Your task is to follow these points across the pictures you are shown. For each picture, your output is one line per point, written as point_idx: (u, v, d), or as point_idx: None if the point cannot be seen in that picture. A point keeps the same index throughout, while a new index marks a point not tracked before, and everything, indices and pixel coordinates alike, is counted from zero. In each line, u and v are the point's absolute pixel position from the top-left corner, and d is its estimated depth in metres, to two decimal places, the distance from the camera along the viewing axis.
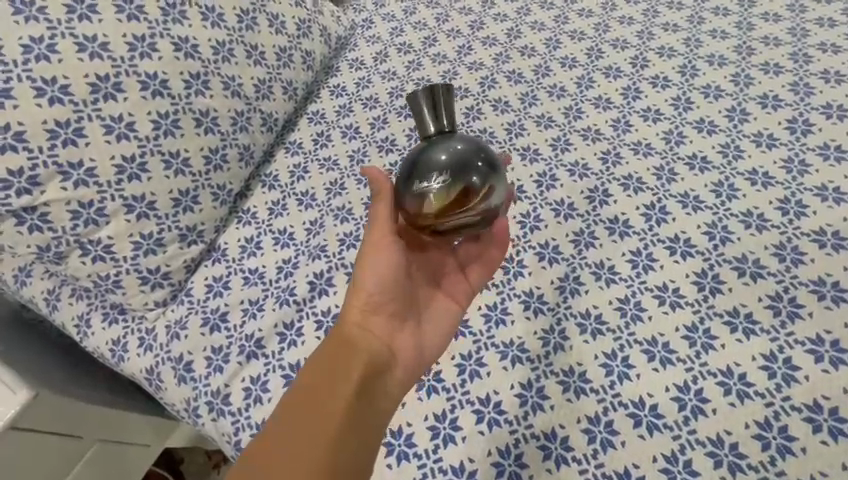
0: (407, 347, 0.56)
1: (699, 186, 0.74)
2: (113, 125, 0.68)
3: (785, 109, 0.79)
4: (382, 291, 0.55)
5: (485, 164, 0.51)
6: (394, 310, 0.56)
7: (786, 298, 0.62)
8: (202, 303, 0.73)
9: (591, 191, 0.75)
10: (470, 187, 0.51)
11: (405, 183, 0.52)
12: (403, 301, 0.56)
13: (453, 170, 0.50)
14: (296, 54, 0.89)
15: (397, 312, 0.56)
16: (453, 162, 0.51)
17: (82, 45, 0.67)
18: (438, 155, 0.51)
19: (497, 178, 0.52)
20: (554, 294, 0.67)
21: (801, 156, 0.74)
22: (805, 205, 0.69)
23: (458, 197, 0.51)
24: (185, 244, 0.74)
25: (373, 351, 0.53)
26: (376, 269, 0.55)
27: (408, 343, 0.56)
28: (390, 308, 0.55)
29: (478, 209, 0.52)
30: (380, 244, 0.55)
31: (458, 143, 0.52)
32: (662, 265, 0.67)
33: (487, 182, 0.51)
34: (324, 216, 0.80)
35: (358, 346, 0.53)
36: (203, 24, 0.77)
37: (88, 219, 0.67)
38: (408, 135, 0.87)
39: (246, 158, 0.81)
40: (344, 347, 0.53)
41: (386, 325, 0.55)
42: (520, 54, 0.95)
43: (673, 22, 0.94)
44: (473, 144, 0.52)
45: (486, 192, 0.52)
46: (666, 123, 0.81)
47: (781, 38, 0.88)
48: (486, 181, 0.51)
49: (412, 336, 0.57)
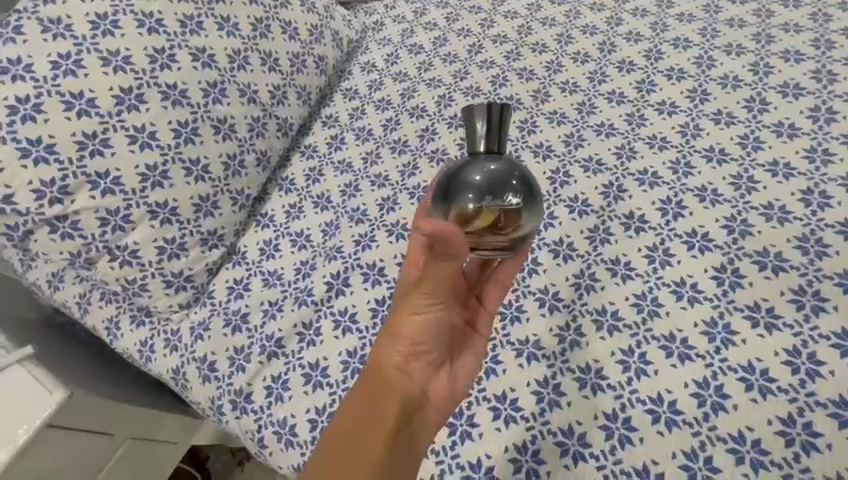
0: (440, 390, 0.51)
1: (717, 179, 0.72)
2: (136, 135, 0.70)
3: (807, 98, 0.77)
4: (422, 337, 0.49)
5: (521, 184, 0.48)
6: (432, 355, 0.50)
7: (810, 292, 0.60)
8: (224, 305, 0.75)
9: (606, 187, 0.75)
10: (504, 210, 0.47)
11: (444, 204, 0.48)
12: (441, 346, 0.51)
13: (489, 191, 0.47)
14: (309, 59, 0.91)
15: (435, 356, 0.50)
16: (489, 180, 0.47)
17: (107, 59, 0.70)
18: (473, 175, 0.48)
19: (533, 200, 0.49)
20: (569, 291, 0.66)
21: (825, 146, 0.72)
22: (829, 196, 0.67)
23: (492, 219, 0.47)
24: (206, 248, 0.77)
25: (408, 395, 0.49)
26: (415, 315, 0.48)
27: (444, 387, 0.51)
28: (428, 354, 0.50)
29: (511, 235, 0.49)
30: (422, 290, 0.48)
31: (494, 161, 0.49)
32: (680, 260, 0.66)
33: (523, 202, 0.48)
34: (340, 218, 0.81)
35: (394, 391, 0.49)
36: (220, 34, 0.80)
37: (115, 226, 0.70)
38: (420, 136, 0.88)
39: (263, 163, 0.83)
40: (380, 390, 0.49)
41: (424, 370, 0.50)
42: (532, 51, 0.95)
43: (688, 12, 0.93)
44: (508, 164, 0.49)
45: (521, 215, 0.48)
46: (682, 115, 0.80)
47: (802, 24, 0.86)
48: (523, 201, 0.48)
49: (447, 373, 0.52)
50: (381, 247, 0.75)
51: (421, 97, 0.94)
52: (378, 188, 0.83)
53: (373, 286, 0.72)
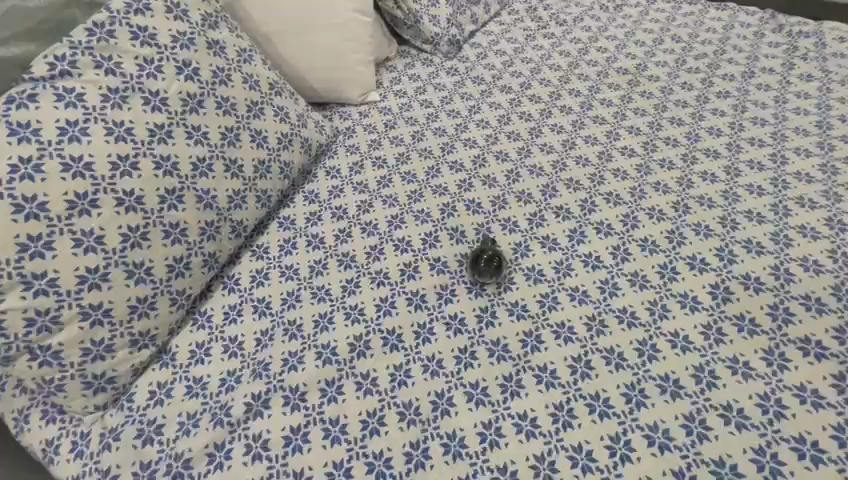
0: None
1: (624, 342, 0.79)
2: (82, 239, 0.72)
3: (709, 274, 0.86)
4: None
5: (494, 265, 0.87)
6: None
7: (687, 477, 0.65)
8: (142, 412, 0.75)
9: (526, 334, 0.81)
10: (494, 262, 0.87)
11: (488, 249, 0.89)
12: None
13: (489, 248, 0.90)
14: (274, 166, 0.97)
15: None
16: (486, 251, 0.89)
17: (67, 165, 0.73)
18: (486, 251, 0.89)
19: (494, 271, 0.87)
20: (475, 441, 0.71)
21: (718, 324, 0.79)
22: (717, 376, 0.74)
23: (495, 260, 0.88)
24: (135, 349, 0.77)
25: None
26: None
27: None
28: None
29: (494, 267, 0.87)
30: None
31: (491, 250, 0.89)
32: (580, 423, 0.71)
33: (494, 267, 0.87)
34: (274, 328, 0.84)
35: None
36: (188, 142, 0.84)
37: (42, 327, 0.70)
38: (367, 253, 0.94)
39: (210, 264, 0.87)
40: None
41: None
42: (483, 183, 1.05)
43: (622, 169, 1.05)
44: (494, 256, 0.88)
45: (495, 266, 0.87)
46: (604, 271, 0.88)
47: (715, 199, 0.97)
48: (493, 268, 0.87)
49: None
50: (308, 370, 0.78)
51: (375, 213, 1.00)
52: (318, 301, 0.87)
53: (291, 411, 0.74)
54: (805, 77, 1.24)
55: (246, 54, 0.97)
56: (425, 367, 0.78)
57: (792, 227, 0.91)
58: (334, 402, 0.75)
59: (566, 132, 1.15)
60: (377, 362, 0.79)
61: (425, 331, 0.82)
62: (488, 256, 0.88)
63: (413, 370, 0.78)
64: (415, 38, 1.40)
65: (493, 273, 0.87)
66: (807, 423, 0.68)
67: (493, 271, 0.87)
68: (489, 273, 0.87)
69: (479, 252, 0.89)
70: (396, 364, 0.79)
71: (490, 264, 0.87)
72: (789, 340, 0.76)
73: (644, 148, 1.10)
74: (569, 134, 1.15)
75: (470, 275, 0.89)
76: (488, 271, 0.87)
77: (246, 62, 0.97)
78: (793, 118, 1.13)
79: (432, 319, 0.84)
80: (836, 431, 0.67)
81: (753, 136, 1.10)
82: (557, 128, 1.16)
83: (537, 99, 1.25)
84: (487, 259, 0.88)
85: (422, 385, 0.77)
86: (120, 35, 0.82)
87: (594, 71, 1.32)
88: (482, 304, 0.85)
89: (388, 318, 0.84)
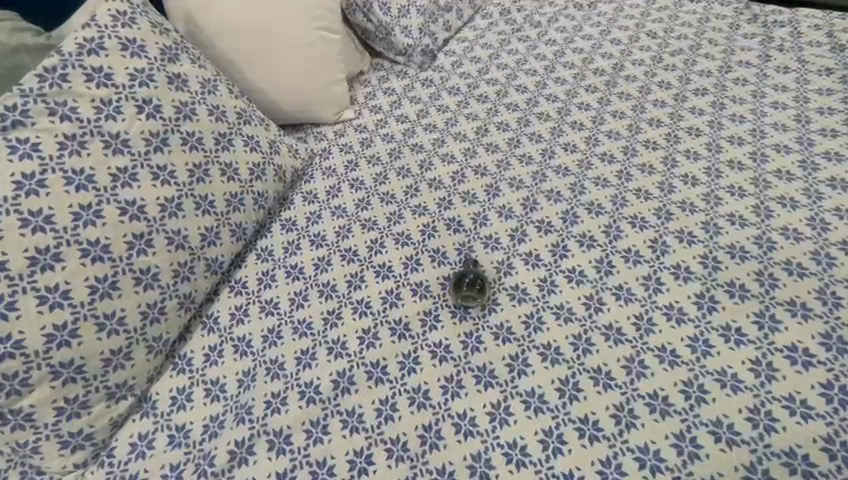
0: None
1: (612, 361, 0.78)
2: (47, 295, 0.70)
3: (694, 283, 0.85)
4: None
5: (477, 289, 0.86)
6: None
7: None
8: (123, 467, 0.74)
9: (512, 358, 0.80)
10: (476, 286, 0.87)
11: (470, 273, 0.89)
12: None
13: (471, 271, 0.89)
14: (248, 197, 0.94)
15: None
16: (468, 276, 0.88)
17: (26, 220, 0.70)
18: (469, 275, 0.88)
19: (477, 295, 0.86)
20: (465, 474, 0.70)
21: (705, 336, 0.78)
22: (706, 391, 0.73)
23: (476, 284, 0.87)
24: (112, 402, 0.76)
25: None
26: None
27: None
28: None
29: (476, 291, 0.86)
30: None
31: (474, 274, 0.89)
32: (571, 448, 0.71)
33: (476, 292, 0.86)
34: (256, 368, 0.82)
35: None
36: (154, 183, 0.82)
37: (11, 390, 0.68)
38: (348, 281, 0.92)
39: (186, 306, 0.84)
40: None
41: None
42: (462, 199, 1.03)
43: (603, 177, 1.04)
44: (476, 280, 0.87)
45: (477, 290, 0.86)
46: (589, 286, 0.87)
47: (697, 204, 0.96)
48: (475, 292, 0.86)
49: None
50: (292, 410, 0.77)
51: (355, 238, 0.98)
52: (300, 336, 0.85)
53: (277, 456, 0.73)
54: (782, 69, 1.23)
55: (210, 85, 0.95)
56: (412, 400, 0.77)
57: (775, 230, 0.90)
58: (321, 443, 0.74)
59: (545, 140, 1.13)
60: (362, 397, 0.78)
61: (410, 361, 0.81)
62: (470, 280, 0.87)
63: (399, 403, 0.77)
64: (388, 50, 1.38)
65: (476, 298, 0.86)
66: (797, 436, 0.68)
67: (476, 295, 0.86)
68: (471, 297, 0.86)
69: (460, 276, 0.88)
70: (382, 397, 0.78)
71: (473, 288, 0.86)
72: (776, 349, 0.76)
73: (624, 152, 1.08)
74: (548, 142, 1.13)
75: (453, 299, 0.87)
76: (471, 296, 0.86)
77: (211, 93, 0.94)
78: (772, 112, 1.12)
79: (417, 348, 0.82)
80: (826, 444, 0.67)
81: (733, 135, 1.08)
82: (536, 137, 1.15)
83: (514, 107, 1.23)
84: (469, 283, 0.87)
85: (409, 418, 0.75)
86: (74, 78, 0.79)
87: (570, 74, 1.30)
88: (467, 329, 0.84)
89: (371, 351, 0.82)
